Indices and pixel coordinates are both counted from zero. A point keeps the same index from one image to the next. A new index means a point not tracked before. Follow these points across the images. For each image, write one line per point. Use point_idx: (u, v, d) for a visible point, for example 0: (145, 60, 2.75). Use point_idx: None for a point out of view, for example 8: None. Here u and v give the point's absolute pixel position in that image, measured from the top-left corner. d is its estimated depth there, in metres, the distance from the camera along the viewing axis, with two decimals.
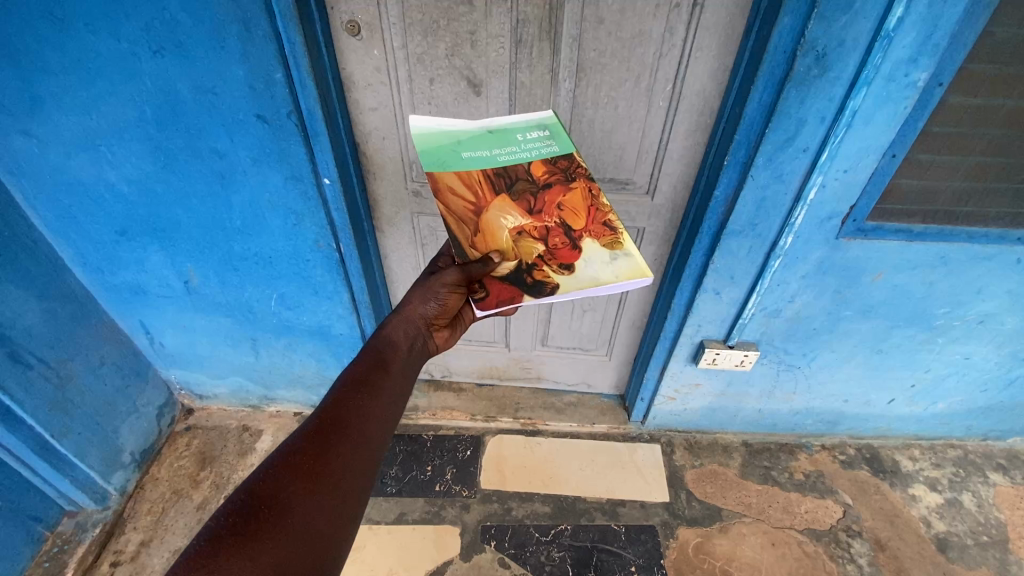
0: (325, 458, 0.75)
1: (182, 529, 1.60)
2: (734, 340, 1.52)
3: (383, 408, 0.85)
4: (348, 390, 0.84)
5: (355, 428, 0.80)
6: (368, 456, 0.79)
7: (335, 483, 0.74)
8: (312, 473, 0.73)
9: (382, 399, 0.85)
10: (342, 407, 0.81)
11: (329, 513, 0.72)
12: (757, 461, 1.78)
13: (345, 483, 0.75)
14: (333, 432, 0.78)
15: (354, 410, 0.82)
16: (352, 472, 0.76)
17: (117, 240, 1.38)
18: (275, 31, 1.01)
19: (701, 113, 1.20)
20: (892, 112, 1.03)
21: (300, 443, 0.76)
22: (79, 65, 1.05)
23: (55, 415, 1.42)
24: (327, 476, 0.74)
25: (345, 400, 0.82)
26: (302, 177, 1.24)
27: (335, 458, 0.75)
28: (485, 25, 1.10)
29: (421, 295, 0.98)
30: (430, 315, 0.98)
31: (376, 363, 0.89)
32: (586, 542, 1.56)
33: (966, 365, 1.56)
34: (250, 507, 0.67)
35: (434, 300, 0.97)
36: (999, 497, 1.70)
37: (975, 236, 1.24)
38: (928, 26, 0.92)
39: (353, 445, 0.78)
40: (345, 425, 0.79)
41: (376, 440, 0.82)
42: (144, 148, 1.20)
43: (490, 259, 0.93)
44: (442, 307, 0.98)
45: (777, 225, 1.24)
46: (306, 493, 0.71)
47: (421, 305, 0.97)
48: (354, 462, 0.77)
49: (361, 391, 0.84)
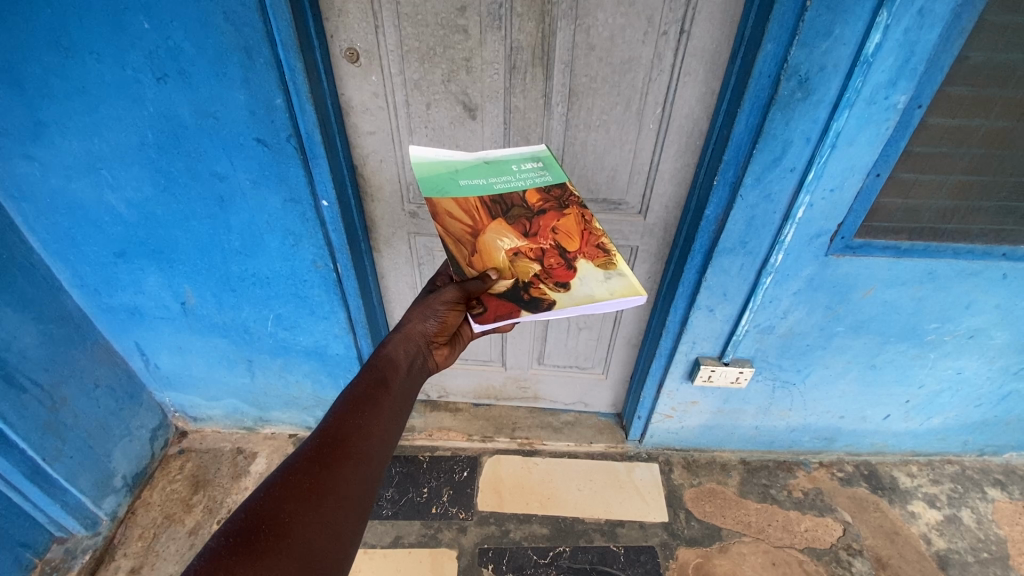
0: (327, 477, 0.75)
1: (174, 555, 1.57)
2: (729, 357, 1.53)
3: (384, 426, 0.85)
4: (349, 409, 0.84)
5: (356, 448, 0.80)
6: (369, 475, 0.79)
7: (337, 501, 0.74)
8: (313, 491, 0.73)
9: (382, 417, 0.85)
10: (343, 426, 0.82)
11: (331, 531, 0.71)
12: (755, 479, 1.78)
13: (346, 502, 0.75)
14: (336, 451, 0.78)
15: (355, 429, 0.82)
16: (353, 490, 0.76)
17: (115, 262, 1.39)
18: (277, 58, 1.04)
19: (690, 135, 1.23)
20: (874, 133, 1.07)
21: (301, 463, 0.76)
22: (84, 92, 1.08)
23: (48, 438, 1.41)
24: (329, 495, 0.74)
25: (346, 418, 0.83)
26: (300, 199, 1.25)
27: (336, 477, 0.75)
28: (480, 52, 1.14)
29: (423, 313, 0.99)
30: (432, 333, 0.99)
31: (378, 381, 0.90)
32: (585, 564, 1.54)
33: (959, 380, 1.58)
34: (251, 527, 0.67)
35: (436, 318, 0.98)
36: (998, 513, 1.70)
37: (960, 253, 1.26)
38: (905, 51, 0.96)
39: (353, 464, 0.78)
40: (346, 444, 0.79)
41: (377, 459, 0.81)
42: (145, 172, 1.22)
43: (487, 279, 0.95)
44: (442, 324, 0.99)
45: (768, 243, 1.27)
46: (307, 513, 0.71)
47: (423, 322, 0.98)
48: (356, 481, 0.77)
49: (363, 409, 0.85)
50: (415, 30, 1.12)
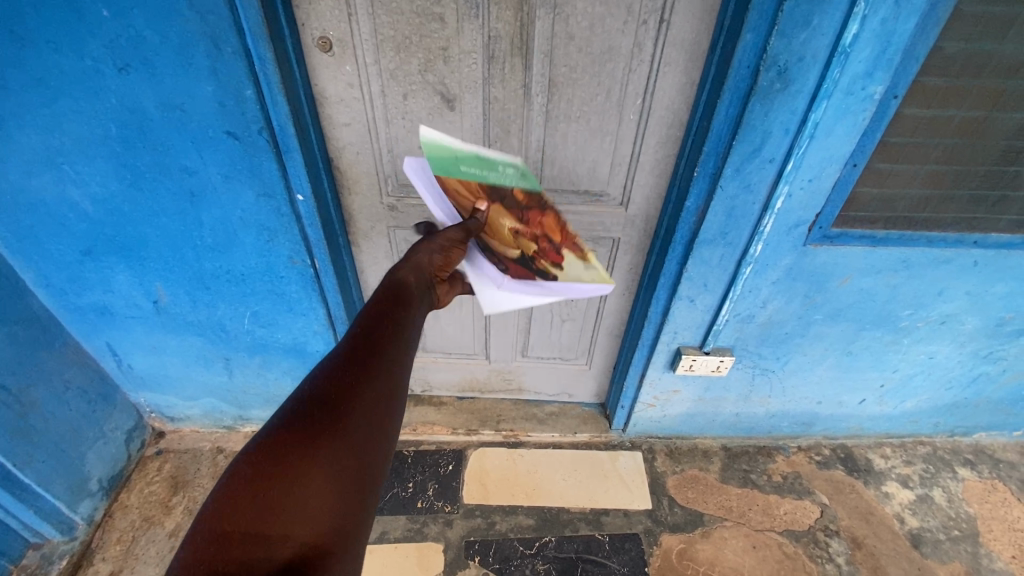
0: (336, 427, 0.65)
1: (154, 558, 1.54)
2: (710, 346, 1.54)
3: (397, 368, 0.75)
4: (356, 349, 0.74)
5: (367, 391, 0.70)
6: (381, 422, 0.70)
7: (348, 453, 0.64)
8: (321, 443, 0.63)
9: (393, 359, 0.76)
10: (350, 367, 0.71)
11: (342, 489, 0.62)
12: (736, 465, 1.81)
13: (359, 454, 0.65)
14: (343, 398, 0.68)
15: (365, 369, 0.72)
16: (366, 441, 0.67)
17: (82, 260, 1.34)
18: (245, 48, 1.00)
19: (671, 126, 1.23)
20: (851, 123, 1.07)
21: (303, 410, 0.66)
22: (41, 83, 1.03)
23: (19, 444, 1.36)
24: (339, 445, 0.64)
25: (353, 359, 0.73)
26: (274, 194, 1.22)
27: (346, 426, 0.66)
28: (457, 41, 1.11)
29: (427, 247, 0.94)
30: (437, 269, 0.95)
31: (386, 317, 0.80)
32: (571, 553, 1.56)
33: (931, 364, 1.62)
34: (251, 489, 0.58)
35: (439, 253, 0.93)
36: (968, 492, 1.76)
37: (934, 241, 1.29)
38: (882, 42, 0.97)
39: (364, 410, 0.68)
40: (356, 388, 0.70)
41: (391, 403, 0.72)
42: (109, 167, 1.17)
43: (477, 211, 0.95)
44: (444, 258, 0.94)
45: (747, 234, 1.27)
46: (314, 469, 0.61)
47: (425, 256, 0.92)
48: (367, 430, 0.67)
49: (372, 350, 0.75)
50: (389, 18, 1.08)
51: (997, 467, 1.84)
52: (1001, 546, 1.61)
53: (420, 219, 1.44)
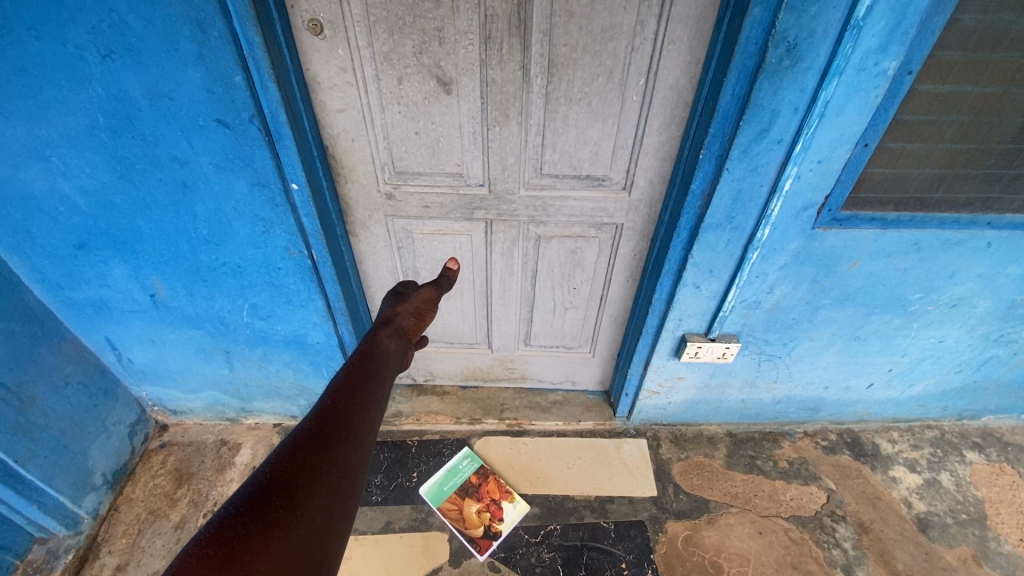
0: (327, 463, 0.73)
1: (160, 550, 1.54)
2: (715, 332, 1.52)
3: (377, 413, 0.84)
4: (342, 394, 0.83)
5: (353, 432, 0.78)
6: (364, 457, 0.78)
7: (335, 485, 0.72)
8: (313, 476, 0.70)
9: (376, 403, 0.85)
10: (338, 409, 0.80)
11: (332, 516, 0.69)
12: (741, 451, 1.80)
13: (345, 486, 0.73)
14: (333, 436, 0.76)
15: (352, 410, 0.81)
16: (350, 475, 0.74)
17: (76, 255, 1.32)
18: (232, 32, 0.97)
19: (675, 106, 1.19)
20: (864, 101, 1.03)
21: (296, 449, 0.73)
22: (24, 73, 0.99)
23: (19, 439, 1.35)
24: (329, 477, 0.72)
25: (341, 403, 0.81)
26: (268, 184, 1.19)
27: (333, 461, 0.73)
28: (452, 22, 1.07)
29: (402, 309, 1.07)
30: (411, 333, 1.05)
31: (370, 368, 0.90)
32: (576, 541, 1.55)
33: (942, 348, 1.59)
34: (255, 514, 0.64)
35: (414, 316, 1.07)
36: (976, 475, 1.75)
37: (946, 223, 1.25)
38: (897, 15, 0.92)
39: (351, 448, 0.76)
40: (343, 426, 0.78)
41: (371, 445, 0.80)
42: (98, 158, 1.14)
43: (449, 267, 1.17)
44: (418, 322, 1.07)
45: (754, 217, 1.24)
46: (310, 497, 0.68)
47: (402, 317, 1.05)
48: (355, 460, 0.76)
49: (359, 392, 0.84)
50: None
51: (1006, 450, 1.83)
52: (1009, 530, 1.60)
53: (419, 207, 1.41)
